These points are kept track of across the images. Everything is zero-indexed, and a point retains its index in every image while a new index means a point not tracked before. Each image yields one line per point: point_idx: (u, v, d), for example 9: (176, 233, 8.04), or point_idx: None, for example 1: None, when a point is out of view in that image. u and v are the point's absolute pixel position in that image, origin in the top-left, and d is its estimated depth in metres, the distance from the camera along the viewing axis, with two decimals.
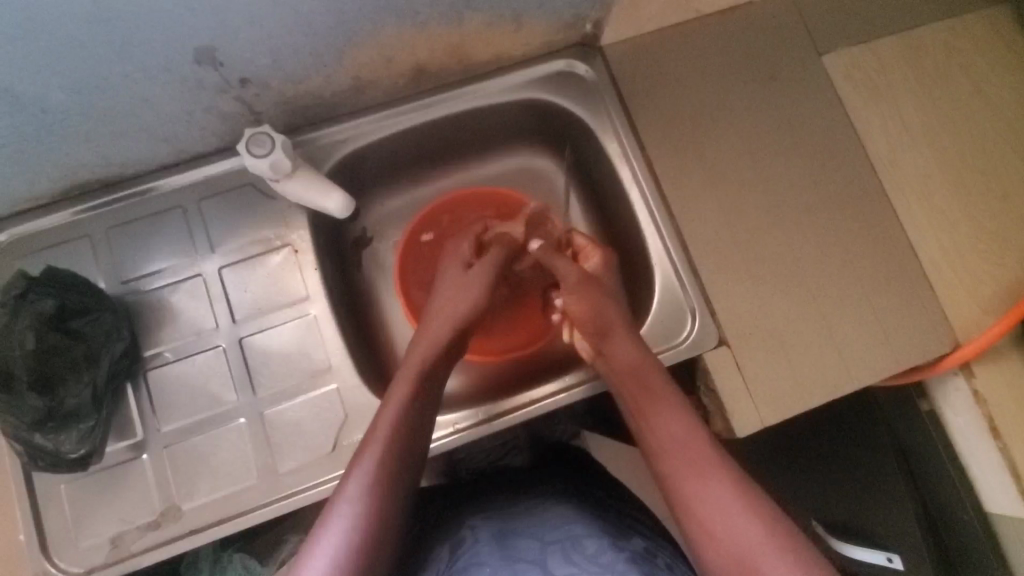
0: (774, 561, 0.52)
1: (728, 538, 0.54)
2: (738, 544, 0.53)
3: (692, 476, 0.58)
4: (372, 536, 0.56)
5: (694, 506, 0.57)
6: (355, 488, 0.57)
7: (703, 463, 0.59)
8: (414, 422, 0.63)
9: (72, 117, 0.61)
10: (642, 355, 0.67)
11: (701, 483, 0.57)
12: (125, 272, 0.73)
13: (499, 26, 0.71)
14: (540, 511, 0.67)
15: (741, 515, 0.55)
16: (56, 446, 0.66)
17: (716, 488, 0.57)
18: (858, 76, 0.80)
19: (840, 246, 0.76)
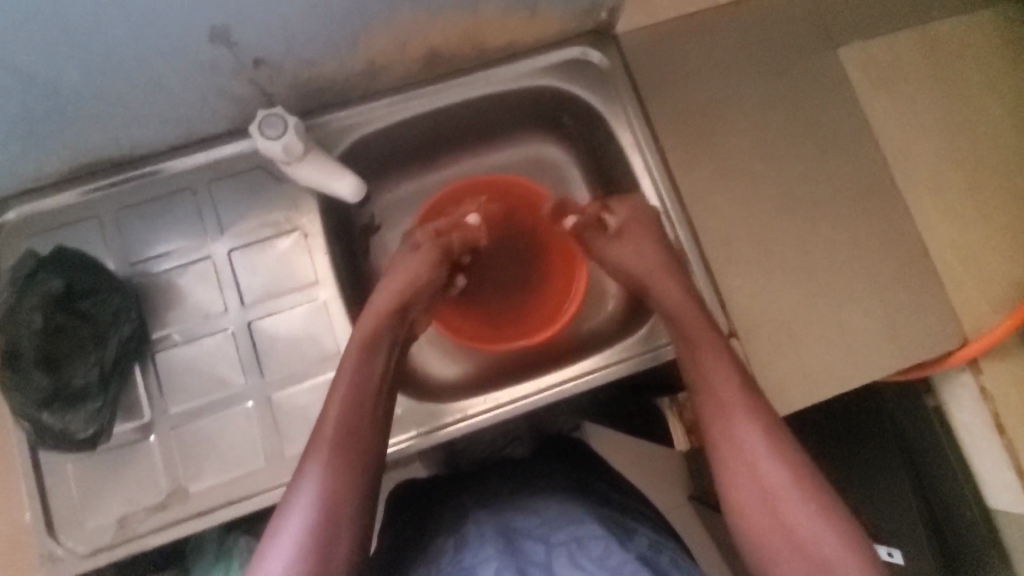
0: (793, 502, 0.59)
1: (759, 477, 0.61)
2: (766, 484, 0.60)
3: (731, 422, 0.63)
4: (332, 515, 0.57)
5: (729, 448, 0.63)
6: (309, 476, 0.59)
7: (742, 409, 0.64)
8: (362, 406, 0.63)
9: (84, 96, 0.60)
10: (685, 310, 0.70)
11: (739, 428, 0.63)
12: (134, 252, 0.73)
13: (515, 12, 0.70)
14: (546, 507, 0.67)
15: (774, 460, 0.61)
16: (64, 426, 0.66)
17: (751, 434, 0.62)
18: (873, 70, 0.80)
19: (851, 241, 0.76)
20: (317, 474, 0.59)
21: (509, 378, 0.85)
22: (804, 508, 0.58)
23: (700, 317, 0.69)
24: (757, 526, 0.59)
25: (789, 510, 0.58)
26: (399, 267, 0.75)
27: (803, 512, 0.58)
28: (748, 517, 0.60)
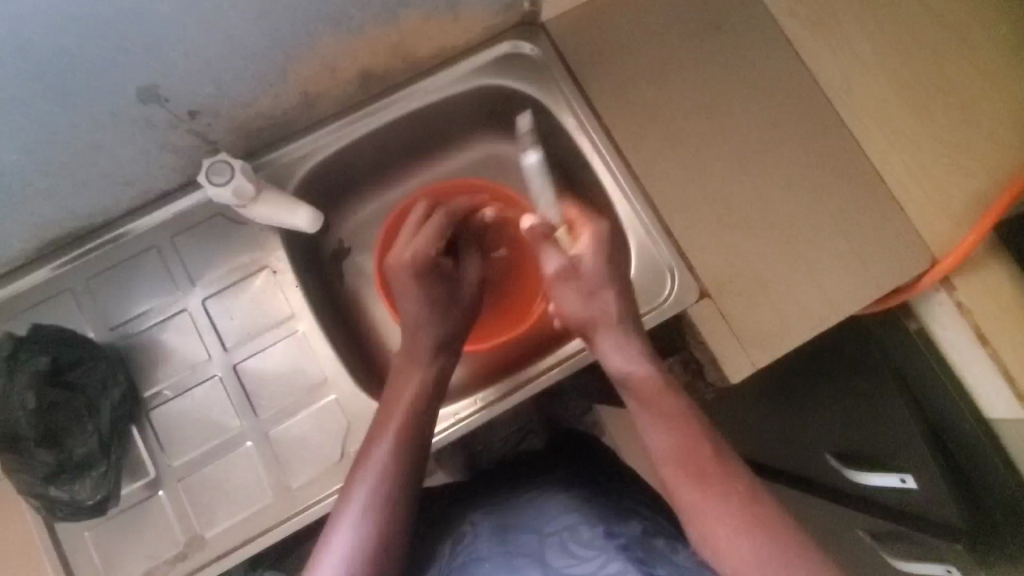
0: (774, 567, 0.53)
1: (732, 560, 0.55)
2: (740, 568, 0.55)
3: (700, 489, 0.58)
4: (385, 536, 0.57)
5: (702, 521, 0.57)
6: (364, 499, 0.59)
7: (712, 481, 0.59)
8: (419, 442, 0.64)
9: (30, 175, 0.61)
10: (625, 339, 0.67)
11: (712, 497, 0.58)
12: (112, 318, 0.74)
13: (436, 18, 0.71)
14: (539, 501, 0.70)
15: (751, 541, 0.55)
16: (73, 495, 0.67)
17: (725, 510, 0.57)
18: (802, 12, 0.80)
19: (807, 182, 0.77)
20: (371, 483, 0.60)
21: (497, 374, 0.86)
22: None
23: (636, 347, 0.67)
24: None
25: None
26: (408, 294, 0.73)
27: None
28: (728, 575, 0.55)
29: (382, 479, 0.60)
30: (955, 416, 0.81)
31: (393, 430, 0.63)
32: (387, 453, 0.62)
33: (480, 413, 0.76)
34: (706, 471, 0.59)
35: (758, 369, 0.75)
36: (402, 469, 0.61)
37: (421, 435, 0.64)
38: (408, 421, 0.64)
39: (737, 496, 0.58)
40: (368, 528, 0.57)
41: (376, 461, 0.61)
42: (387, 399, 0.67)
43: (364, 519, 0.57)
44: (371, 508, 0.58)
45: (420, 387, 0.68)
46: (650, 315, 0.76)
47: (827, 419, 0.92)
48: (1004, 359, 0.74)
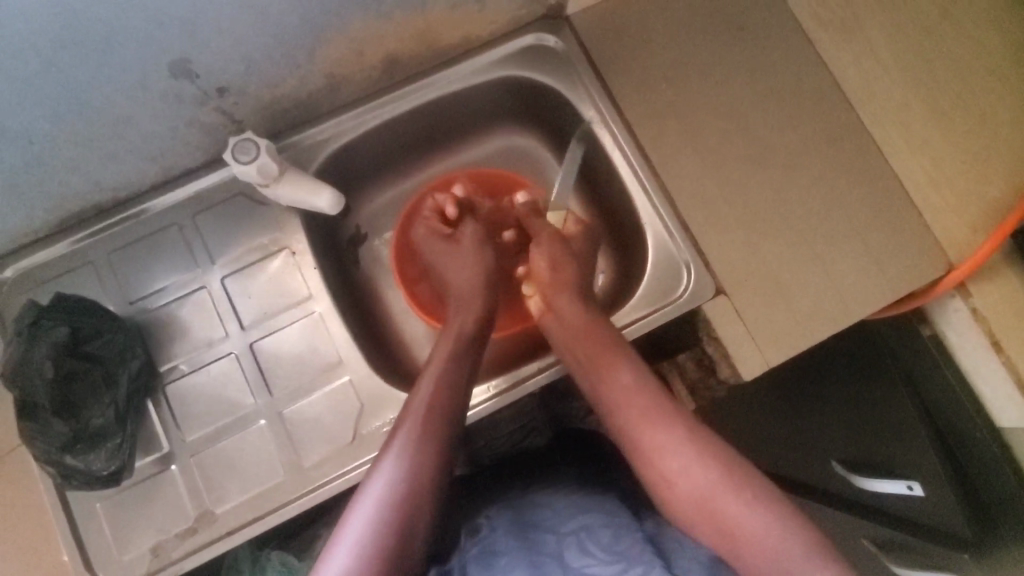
0: (734, 502, 0.59)
1: (686, 487, 0.61)
2: (693, 490, 0.60)
3: (649, 428, 0.64)
4: (419, 485, 0.59)
5: (653, 458, 0.63)
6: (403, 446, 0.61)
7: (657, 418, 0.65)
8: (459, 398, 0.66)
9: (60, 145, 0.62)
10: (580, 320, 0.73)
11: (660, 433, 0.64)
12: (131, 292, 0.75)
13: (463, 7, 0.72)
14: (556, 501, 0.69)
15: (704, 471, 0.61)
16: (88, 465, 0.68)
17: (674, 442, 0.63)
18: (825, 14, 0.81)
19: (826, 183, 0.77)
20: (409, 434, 0.61)
21: (510, 364, 0.86)
22: (735, 500, 0.59)
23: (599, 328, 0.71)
24: (709, 530, 0.59)
25: (726, 507, 0.58)
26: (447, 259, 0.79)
27: (746, 510, 0.58)
28: (690, 524, 0.60)
29: (422, 430, 0.62)
30: (966, 423, 0.81)
31: (432, 385, 0.65)
32: (427, 406, 0.64)
33: (494, 399, 0.76)
34: (654, 415, 0.65)
35: (771, 367, 0.75)
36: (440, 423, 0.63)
37: (461, 393, 0.66)
38: (447, 379, 0.66)
39: (685, 427, 0.64)
40: (404, 475, 0.59)
41: (417, 411, 0.63)
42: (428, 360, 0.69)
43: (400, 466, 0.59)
44: (409, 456, 0.60)
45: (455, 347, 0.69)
46: (666, 310, 0.77)
47: (838, 424, 0.91)
48: (1017, 365, 0.74)
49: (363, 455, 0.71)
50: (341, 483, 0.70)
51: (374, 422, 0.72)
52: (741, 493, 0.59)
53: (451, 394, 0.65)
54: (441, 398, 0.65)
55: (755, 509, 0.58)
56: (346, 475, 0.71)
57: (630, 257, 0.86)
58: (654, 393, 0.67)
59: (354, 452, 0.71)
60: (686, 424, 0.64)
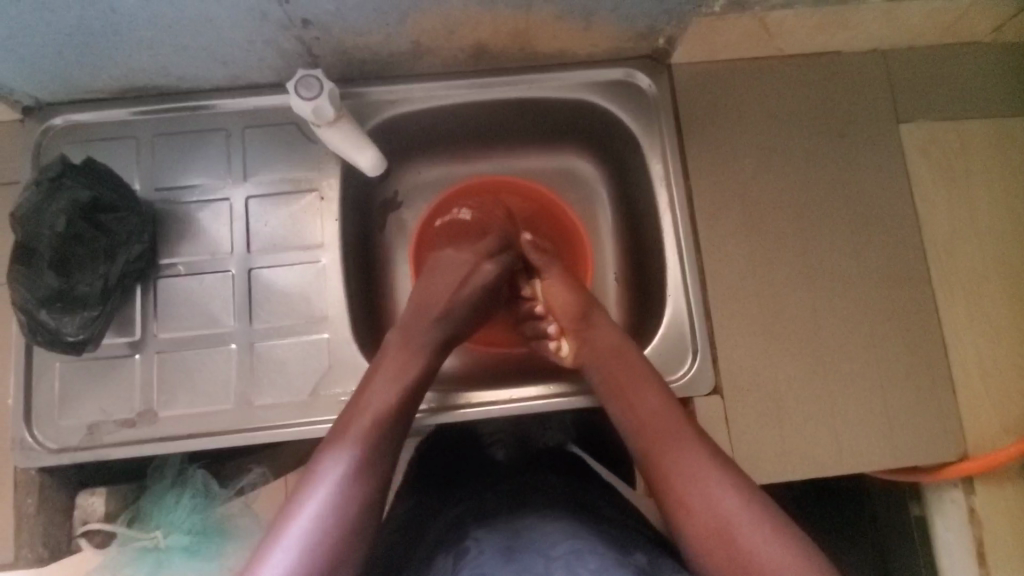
0: (756, 534, 0.58)
1: (705, 512, 0.60)
2: (716, 517, 0.60)
3: (673, 454, 0.64)
4: (360, 497, 0.60)
5: (681, 486, 0.62)
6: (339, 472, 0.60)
7: (679, 443, 0.64)
8: (398, 423, 0.65)
9: (140, 22, 0.63)
10: (621, 345, 0.72)
11: (687, 462, 0.63)
12: (161, 179, 0.76)
13: (569, 21, 0.69)
14: (536, 524, 0.66)
15: (727, 491, 0.61)
16: (58, 326, 0.68)
17: (703, 469, 0.62)
18: (932, 153, 0.76)
19: (868, 324, 0.72)
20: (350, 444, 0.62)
21: (490, 380, 0.84)
22: (756, 533, 0.58)
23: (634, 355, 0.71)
24: (723, 561, 0.58)
25: (745, 538, 0.58)
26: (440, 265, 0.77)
27: (766, 541, 0.58)
28: (703, 552, 0.60)
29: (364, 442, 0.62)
30: None
31: (381, 394, 0.66)
32: (372, 415, 0.64)
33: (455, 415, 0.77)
34: (676, 445, 0.64)
35: None
36: (386, 435, 0.64)
37: (399, 419, 0.66)
38: (398, 387, 0.67)
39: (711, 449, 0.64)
40: (342, 488, 0.59)
41: (351, 437, 0.62)
42: (381, 362, 0.68)
43: (337, 479, 0.60)
44: (343, 481, 0.60)
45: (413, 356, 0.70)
46: None
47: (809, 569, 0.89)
48: None
49: (314, 413, 0.71)
50: (286, 433, 0.71)
51: (335, 388, 0.72)
52: (760, 526, 0.59)
53: (393, 418, 0.65)
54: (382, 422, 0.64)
55: (770, 540, 0.58)
56: (293, 427, 0.71)
57: (644, 317, 0.82)
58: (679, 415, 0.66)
59: (306, 408, 0.71)
60: (714, 453, 0.64)
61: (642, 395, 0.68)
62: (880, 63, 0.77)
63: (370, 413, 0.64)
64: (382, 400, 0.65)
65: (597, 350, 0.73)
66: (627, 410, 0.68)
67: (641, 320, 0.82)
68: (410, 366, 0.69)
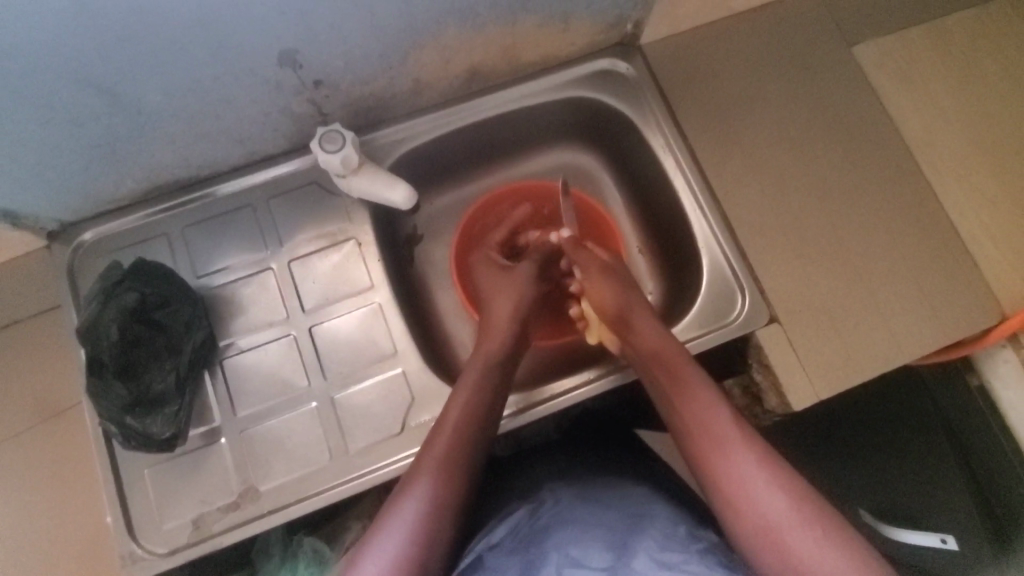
0: (804, 535, 0.58)
1: (756, 514, 0.60)
2: (767, 519, 0.60)
3: (725, 454, 0.64)
4: (430, 549, 0.60)
5: (730, 486, 0.62)
6: (417, 514, 0.60)
7: (731, 443, 0.65)
8: (476, 456, 0.66)
9: (164, 119, 0.66)
10: (661, 342, 0.71)
11: (738, 459, 0.63)
12: (200, 267, 0.77)
13: (549, 27, 0.76)
14: (617, 486, 0.73)
15: (779, 496, 0.61)
16: (146, 428, 0.69)
17: (755, 473, 0.62)
18: (887, 65, 0.84)
19: (882, 224, 0.79)
20: (420, 492, 0.62)
21: (557, 371, 0.87)
22: (805, 534, 0.58)
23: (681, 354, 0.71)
24: (770, 561, 0.58)
25: (793, 535, 0.58)
26: (501, 286, 0.79)
27: (814, 544, 0.58)
28: (752, 552, 0.60)
29: (434, 486, 0.62)
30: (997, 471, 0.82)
31: (450, 433, 0.65)
32: (445, 453, 0.64)
33: (544, 407, 0.77)
34: (728, 443, 0.64)
35: (820, 399, 0.75)
36: (457, 475, 0.64)
37: (479, 444, 0.67)
38: (467, 426, 0.66)
39: (761, 450, 0.64)
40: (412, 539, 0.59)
41: (431, 470, 0.63)
42: (450, 396, 0.69)
43: (410, 527, 0.60)
44: (422, 518, 0.60)
45: (474, 393, 0.69)
46: (718, 333, 0.78)
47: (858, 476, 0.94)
48: None
49: (409, 446, 0.72)
50: (388, 471, 0.72)
51: (423, 415, 0.74)
52: (809, 529, 0.59)
53: (473, 443, 0.66)
54: (461, 453, 0.65)
55: (821, 543, 0.58)
56: (393, 464, 0.72)
57: (681, 278, 0.87)
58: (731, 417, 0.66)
59: (401, 442, 0.72)
60: (766, 458, 0.64)
61: (700, 391, 0.68)
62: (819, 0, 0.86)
63: (447, 445, 0.65)
64: (460, 431, 0.66)
65: (641, 353, 0.73)
66: (685, 407, 0.68)
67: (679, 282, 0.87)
68: (482, 388, 0.69)
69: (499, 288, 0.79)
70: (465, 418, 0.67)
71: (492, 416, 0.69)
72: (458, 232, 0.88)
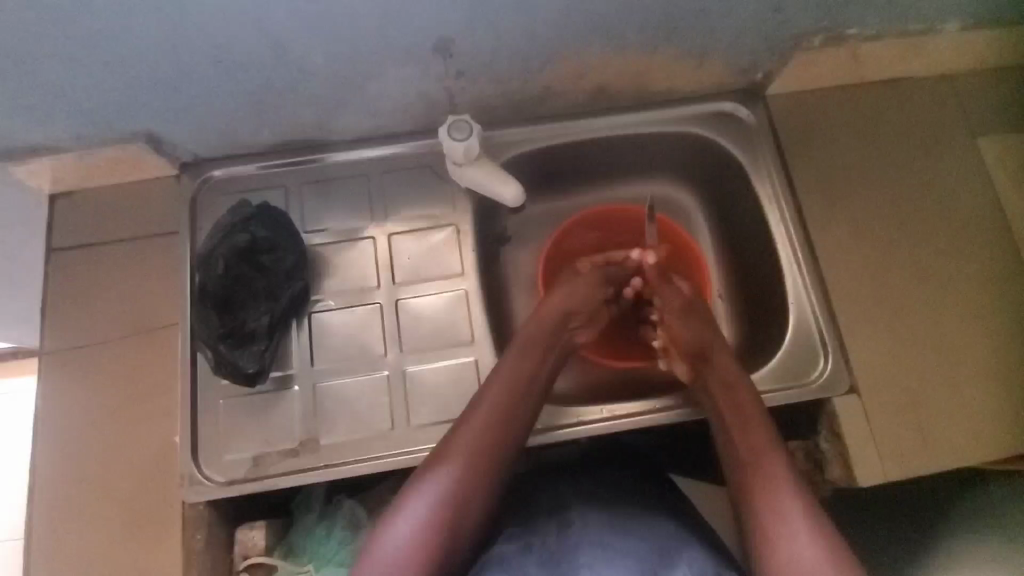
0: None
1: (788, 554, 0.59)
2: (801, 563, 0.58)
3: (765, 489, 0.63)
4: (458, 516, 0.61)
5: (766, 523, 0.61)
6: (450, 480, 0.62)
7: (772, 479, 0.63)
8: (511, 433, 0.66)
9: (317, 80, 0.71)
10: (731, 379, 0.71)
11: (777, 496, 0.62)
12: (309, 222, 0.82)
13: (683, 61, 0.79)
14: (646, 515, 0.69)
15: (820, 544, 0.58)
16: (233, 360, 0.73)
17: (794, 515, 0.61)
18: (1014, 161, 0.83)
19: (983, 318, 0.77)
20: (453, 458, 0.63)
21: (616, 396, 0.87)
22: None
23: (738, 386, 0.71)
24: None
25: None
26: (572, 286, 0.78)
27: None
28: None
29: (465, 454, 0.63)
30: None
31: (486, 408, 0.66)
32: (479, 425, 0.65)
33: (606, 424, 0.76)
34: (770, 480, 0.63)
35: (888, 482, 0.72)
36: (490, 449, 0.64)
37: (516, 423, 0.67)
38: (503, 403, 0.67)
39: (806, 496, 0.62)
40: (439, 502, 0.61)
41: (464, 439, 0.64)
42: (493, 372, 0.70)
43: (438, 490, 0.61)
44: (452, 484, 0.62)
45: (519, 372, 0.69)
46: (795, 391, 0.77)
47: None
48: None
49: None
50: None
51: None
52: None
53: (509, 421, 0.67)
54: (499, 433, 0.65)
55: None
56: None
57: (759, 327, 0.86)
58: (776, 452, 0.65)
59: None
60: (808, 502, 0.62)
61: (744, 419, 0.68)
62: (952, 85, 0.86)
63: (487, 415, 0.66)
64: (500, 407, 0.67)
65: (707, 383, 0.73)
66: (733, 439, 0.68)
67: (758, 331, 0.86)
68: (521, 368, 0.70)
69: (566, 286, 0.78)
70: (506, 397, 0.67)
71: (531, 398, 0.69)
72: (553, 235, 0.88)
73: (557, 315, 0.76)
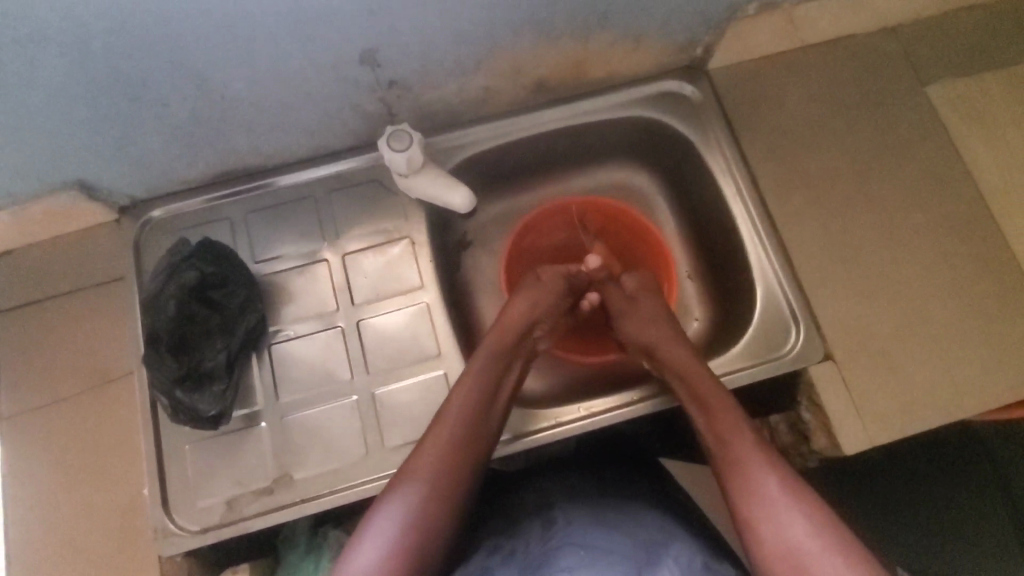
0: (831, 563, 0.54)
1: (775, 534, 0.57)
2: (790, 542, 0.56)
3: (747, 472, 0.61)
4: (425, 537, 0.58)
5: (751, 505, 0.59)
6: (415, 500, 0.60)
7: (751, 461, 0.62)
8: (476, 447, 0.65)
9: (245, 107, 0.69)
10: (693, 368, 0.70)
11: (759, 478, 0.61)
12: (259, 251, 0.79)
13: (620, 44, 0.77)
14: (632, 510, 0.68)
15: (807, 520, 0.57)
16: (193, 404, 0.70)
17: (778, 494, 0.59)
18: (963, 107, 0.82)
19: (949, 269, 0.76)
20: (418, 478, 0.61)
21: (595, 391, 0.85)
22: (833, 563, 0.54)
23: (705, 373, 0.70)
24: None
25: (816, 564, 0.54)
26: (530, 292, 0.78)
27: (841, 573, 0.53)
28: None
29: (428, 473, 0.61)
30: None
31: (448, 424, 0.64)
32: (442, 443, 0.63)
33: (586, 421, 0.75)
34: (750, 461, 0.62)
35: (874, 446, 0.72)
36: (455, 466, 0.62)
37: (479, 437, 0.65)
38: (465, 417, 0.65)
39: (788, 472, 0.61)
40: (405, 525, 0.58)
41: (427, 457, 0.62)
42: (453, 386, 0.68)
43: (403, 513, 0.59)
44: (417, 506, 0.59)
45: (479, 384, 0.68)
46: (771, 364, 0.76)
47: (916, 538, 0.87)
48: None
49: None
50: None
51: None
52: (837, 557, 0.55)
53: (472, 435, 0.65)
54: (462, 449, 0.63)
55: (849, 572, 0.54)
56: None
57: (730, 304, 0.86)
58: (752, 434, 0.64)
59: None
60: (791, 479, 0.60)
61: (719, 406, 0.67)
62: (894, 38, 0.85)
63: (449, 431, 0.64)
64: (462, 422, 0.65)
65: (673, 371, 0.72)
66: (709, 425, 0.66)
67: (730, 308, 0.86)
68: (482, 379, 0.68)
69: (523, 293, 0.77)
70: (466, 408, 0.66)
71: (493, 410, 0.68)
72: (513, 235, 0.86)
73: (517, 322, 0.74)
